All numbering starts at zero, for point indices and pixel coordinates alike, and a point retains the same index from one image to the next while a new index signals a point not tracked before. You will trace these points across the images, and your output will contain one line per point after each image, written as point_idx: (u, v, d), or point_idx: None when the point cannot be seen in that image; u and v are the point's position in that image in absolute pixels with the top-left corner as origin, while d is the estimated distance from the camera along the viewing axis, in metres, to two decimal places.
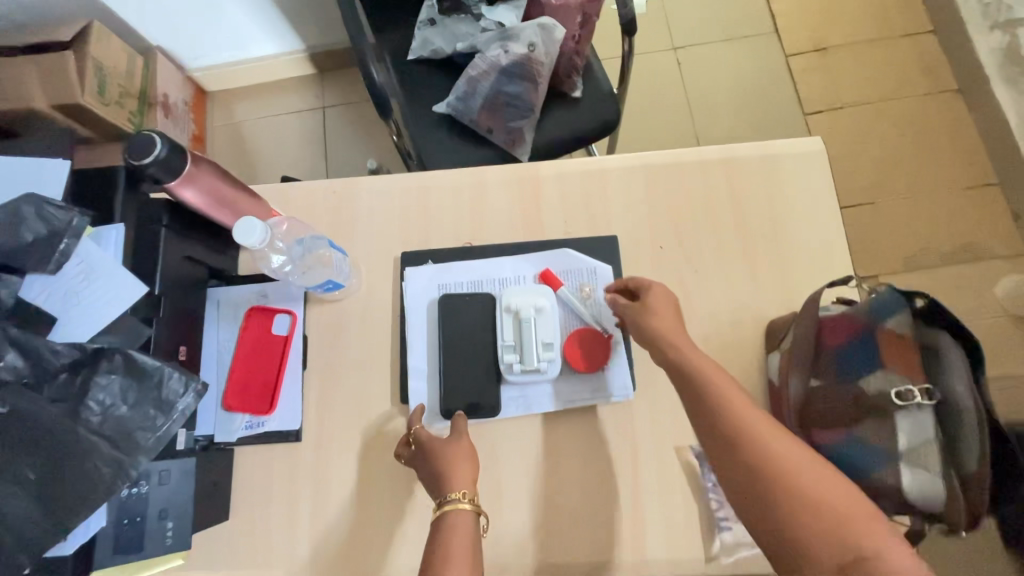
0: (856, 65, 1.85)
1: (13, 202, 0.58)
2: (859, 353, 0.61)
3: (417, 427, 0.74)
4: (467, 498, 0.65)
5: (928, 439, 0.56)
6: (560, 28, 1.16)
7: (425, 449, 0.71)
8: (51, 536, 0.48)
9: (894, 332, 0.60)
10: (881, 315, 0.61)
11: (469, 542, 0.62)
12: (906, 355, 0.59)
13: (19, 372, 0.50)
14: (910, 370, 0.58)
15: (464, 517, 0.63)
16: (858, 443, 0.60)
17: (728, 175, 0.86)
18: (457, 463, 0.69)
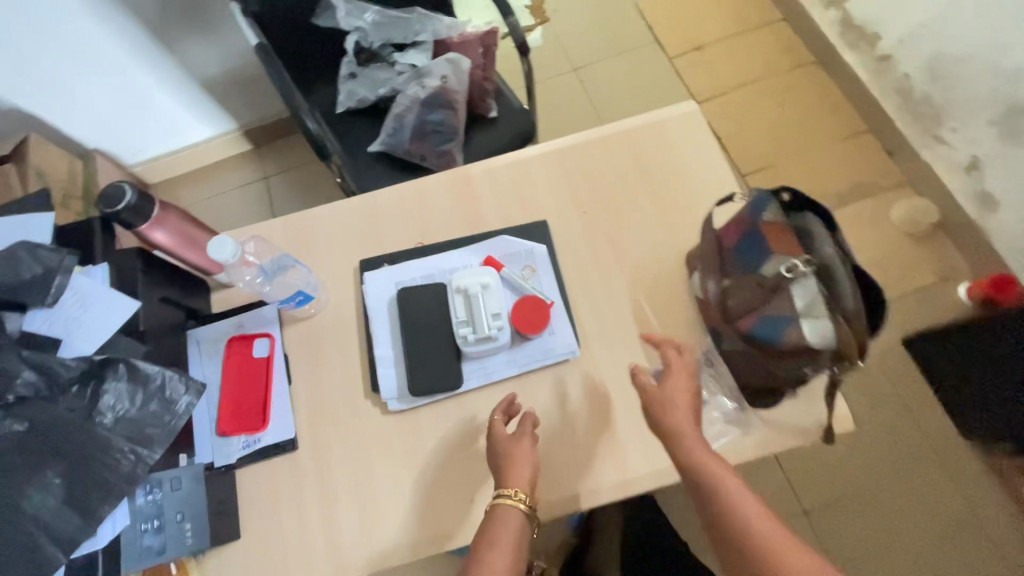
0: (729, 56, 2.13)
1: (9, 248, 0.65)
2: (752, 245, 0.74)
3: (495, 420, 0.79)
4: (523, 498, 0.70)
5: (817, 294, 0.69)
6: (465, 60, 1.32)
7: (495, 450, 0.76)
8: (83, 529, 0.58)
9: (772, 220, 0.74)
10: (758, 210, 0.75)
11: (516, 533, 0.68)
12: (784, 236, 0.73)
13: (35, 388, 0.59)
14: (790, 248, 0.72)
15: (515, 513, 0.69)
16: (769, 316, 0.71)
17: (627, 143, 1.01)
18: (519, 461, 0.74)
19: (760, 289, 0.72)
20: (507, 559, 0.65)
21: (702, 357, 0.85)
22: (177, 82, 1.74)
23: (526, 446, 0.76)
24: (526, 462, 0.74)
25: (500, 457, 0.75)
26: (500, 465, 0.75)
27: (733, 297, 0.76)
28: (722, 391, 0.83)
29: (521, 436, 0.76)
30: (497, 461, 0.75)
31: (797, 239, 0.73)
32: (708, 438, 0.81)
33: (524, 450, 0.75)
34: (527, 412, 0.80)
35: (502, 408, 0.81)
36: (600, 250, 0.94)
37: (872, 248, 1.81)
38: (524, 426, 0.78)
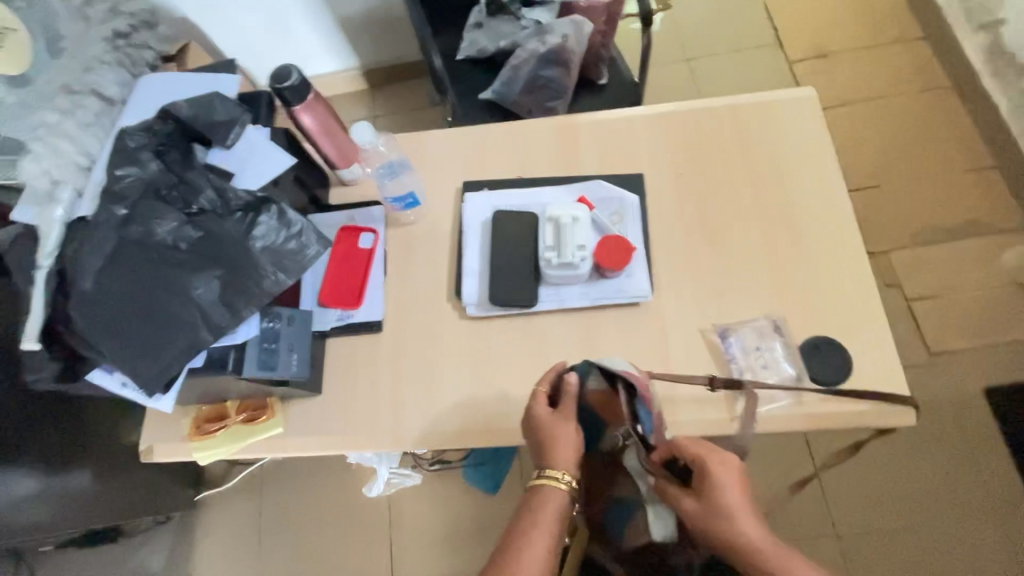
0: (853, 68, 2.04)
1: (207, 95, 0.74)
2: (592, 427, 0.83)
3: (539, 393, 0.81)
4: (564, 480, 0.75)
5: (642, 472, 0.80)
6: (589, 24, 1.37)
7: (536, 425, 0.79)
8: (227, 325, 0.67)
9: (597, 391, 0.81)
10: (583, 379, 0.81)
11: (558, 514, 0.73)
12: (609, 406, 0.82)
13: (213, 205, 0.68)
14: (613, 417, 0.82)
15: (557, 495, 0.74)
16: (619, 497, 0.83)
17: (735, 117, 1.03)
18: (563, 443, 0.77)
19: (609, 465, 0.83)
20: (543, 546, 0.71)
21: (770, 325, 0.88)
22: (318, 14, 1.91)
23: (572, 430, 0.78)
24: (571, 447, 0.77)
25: (544, 436, 0.78)
26: (543, 444, 0.78)
27: (593, 477, 0.85)
28: (786, 359, 0.86)
29: (564, 417, 0.79)
30: (542, 440, 0.78)
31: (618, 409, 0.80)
32: (762, 401, 0.84)
33: (571, 434, 0.78)
34: (568, 388, 0.79)
35: (550, 377, 0.83)
36: (688, 211, 0.97)
37: (970, 289, 1.70)
38: (565, 406, 0.79)
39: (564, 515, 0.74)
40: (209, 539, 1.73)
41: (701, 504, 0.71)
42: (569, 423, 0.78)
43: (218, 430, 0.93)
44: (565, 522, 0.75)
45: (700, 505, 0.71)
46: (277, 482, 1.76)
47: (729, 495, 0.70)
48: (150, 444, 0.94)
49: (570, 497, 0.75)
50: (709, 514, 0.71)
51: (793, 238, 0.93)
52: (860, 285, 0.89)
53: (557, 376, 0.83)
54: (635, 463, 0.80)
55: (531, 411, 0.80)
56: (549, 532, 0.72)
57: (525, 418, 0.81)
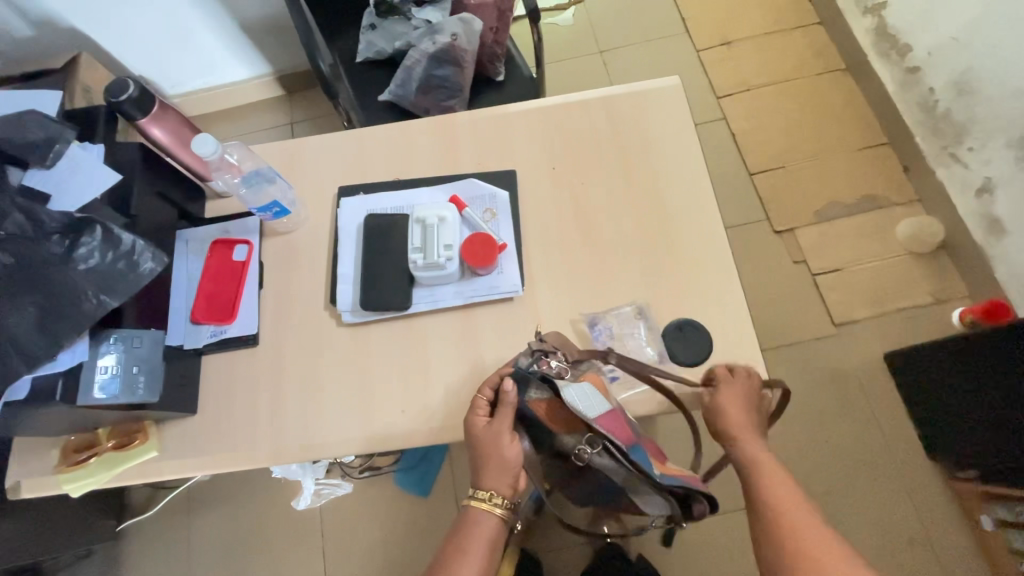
0: (757, 54, 2.11)
1: (19, 114, 0.72)
2: (543, 441, 0.74)
3: (478, 409, 0.78)
4: (496, 503, 0.74)
5: (619, 472, 0.70)
6: (478, 21, 1.37)
7: (471, 442, 0.77)
8: (49, 351, 0.65)
9: (541, 402, 0.74)
10: (525, 392, 0.75)
11: (487, 540, 0.74)
12: (555, 416, 0.73)
13: (24, 229, 0.64)
14: (565, 426, 0.72)
15: (488, 520, 0.74)
16: (601, 490, 0.75)
17: (605, 110, 1.06)
18: (497, 461, 0.74)
19: (575, 469, 0.73)
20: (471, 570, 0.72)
21: (635, 311, 0.90)
22: (217, 21, 1.85)
23: (512, 444, 0.75)
24: (505, 469, 0.74)
25: (479, 455, 0.76)
26: (479, 463, 0.76)
27: (566, 480, 0.76)
28: (648, 344, 0.88)
29: (498, 435, 0.75)
30: (477, 460, 0.76)
31: (569, 418, 0.72)
32: (625, 386, 0.88)
33: (510, 449, 0.74)
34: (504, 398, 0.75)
35: (490, 386, 0.79)
36: (559, 204, 0.99)
37: (869, 261, 1.79)
38: (499, 423, 0.75)
39: (496, 537, 0.75)
40: (136, 570, 1.67)
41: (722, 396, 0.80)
42: (509, 434, 0.75)
43: (88, 459, 0.90)
44: (499, 542, 0.75)
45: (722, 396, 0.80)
46: (205, 504, 1.71)
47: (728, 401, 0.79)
48: (17, 480, 0.90)
49: (505, 516, 0.75)
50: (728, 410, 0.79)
51: (659, 225, 0.97)
52: (721, 266, 0.93)
53: (499, 379, 0.78)
54: (605, 464, 0.70)
55: (468, 424, 0.78)
56: (480, 555, 0.73)
57: (465, 430, 0.79)
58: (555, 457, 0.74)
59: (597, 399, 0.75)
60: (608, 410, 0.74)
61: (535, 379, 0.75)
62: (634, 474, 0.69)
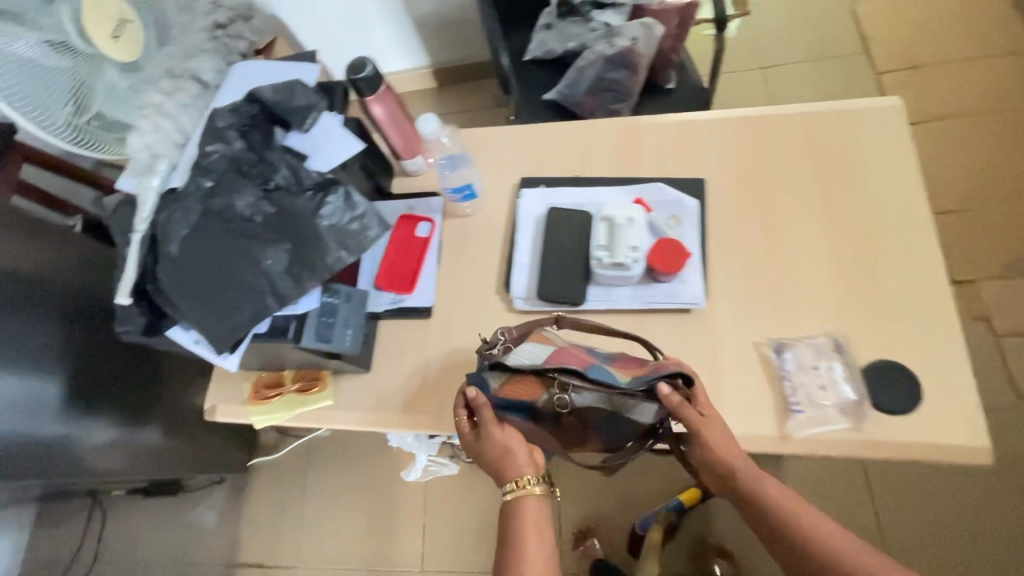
0: (948, 81, 1.89)
1: (289, 81, 0.75)
2: (525, 412, 0.75)
3: (462, 413, 0.77)
4: (531, 482, 0.73)
5: (600, 395, 0.72)
6: (659, 27, 1.35)
7: (476, 445, 0.76)
8: (291, 294, 0.71)
9: (503, 386, 0.74)
10: (483, 386, 0.75)
11: (540, 520, 0.71)
12: (520, 389, 0.73)
13: (289, 183, 0.73)
14: (535, 389, 0.73)
15: (531, 501, 0.72)
16: (607, 423, 0.76)
17: (808, 126, 0.99)
18: (514, 444, 0.74)
19: (573, 417, 0.74)
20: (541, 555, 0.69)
21: (829, 343, 0.83)
22: (394, 15, 1.99)
23: (506, 429, 0.75)
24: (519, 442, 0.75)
25: (489, 454, 0.75)
26: (495, 461, 0.75)
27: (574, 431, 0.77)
28: (846, 381, 0.81)
29: (489, 429, 0.74)
30: (490, 459, 0.75)
31: (535, 379, 0.73)
32: (814, 421, 0.80)
33: (503, 434, 0.74)
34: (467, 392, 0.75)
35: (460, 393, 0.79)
36: (749, 219, 0.94)
37: None
38: (483, 416, 0.74)
39: (546, 514, 0.73)
40: (257, 504, 1.84)
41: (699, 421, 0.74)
42: (494, 424, 0.75)
43: (275, 397, 0.99)
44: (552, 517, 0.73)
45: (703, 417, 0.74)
46: (322, 457, 1.84)
47: (715, 433, 0.74)
48: (213, 404, 1.01)
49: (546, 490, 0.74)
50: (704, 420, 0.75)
51: (864, 254, 0.88)
52: (936, 309, 0.83)
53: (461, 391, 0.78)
54: (586, 398, 0.72)
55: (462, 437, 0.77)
56: (541, 538, 0.70)
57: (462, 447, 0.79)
58: (543, 417, 0.75)
59: (544, 350, 0.77)
60: (557, 355, 0.76)
61: (487, 371, 0.75)
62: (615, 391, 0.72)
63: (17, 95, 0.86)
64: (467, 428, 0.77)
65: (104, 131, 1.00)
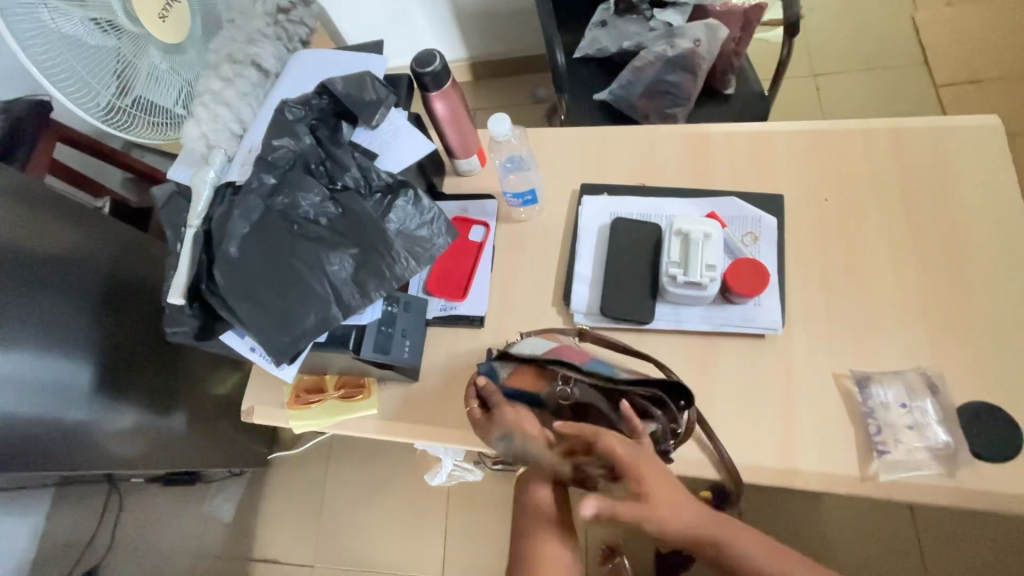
0: (1012, 97, 1.81)
1: (359, 73, 0.72)
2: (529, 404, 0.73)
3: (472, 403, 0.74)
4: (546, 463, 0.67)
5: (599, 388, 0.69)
6: (724, 29, 1.28)
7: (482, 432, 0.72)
8: (355, 304, 0.66)
9: (507, 376, 0.74)
10: (493, 375, 0.75)
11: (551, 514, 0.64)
12: (527, 380, 0.73)
13: (356, 184, 0.69)
14: (540, 380, 0.72)
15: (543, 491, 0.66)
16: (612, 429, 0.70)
17: (896, 143, 0.92)
18: (522, 423, 0.69)
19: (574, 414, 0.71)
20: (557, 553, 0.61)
21: (919, 380, 0.77)
22: (436, 6, 1.94)
23: (517, 411, 0.70)
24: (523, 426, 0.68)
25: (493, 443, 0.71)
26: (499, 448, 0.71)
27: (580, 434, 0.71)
28: (938, 423, 0.75)
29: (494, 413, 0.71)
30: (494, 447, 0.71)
31: (537, 371, 0.73)
32: (902, 465, 0.74)
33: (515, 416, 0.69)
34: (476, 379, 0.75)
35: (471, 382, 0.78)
36: (829, 241, 0.88)
37: None
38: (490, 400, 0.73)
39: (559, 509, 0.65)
40: (275, 498, 1.81)
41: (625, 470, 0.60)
42: (495, 407, 0.72)
43: (316, 402, 0.94)
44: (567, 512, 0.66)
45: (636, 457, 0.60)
46: (343, 454, 1.81)
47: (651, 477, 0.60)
48: (250, 405, 0.97)
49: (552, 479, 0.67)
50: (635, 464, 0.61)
51: (957, 285, 0.82)
52: None
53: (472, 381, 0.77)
54: (586, 392, 0.69)
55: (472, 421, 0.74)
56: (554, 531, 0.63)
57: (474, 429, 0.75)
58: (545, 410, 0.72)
59: (545, 344, 0.77)
60: (561, 351, 0.76)
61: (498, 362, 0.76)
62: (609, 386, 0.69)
63: (64, 77, 0.83)
64: (479, 413, 0.74)
65: (145, 114, 0.95)
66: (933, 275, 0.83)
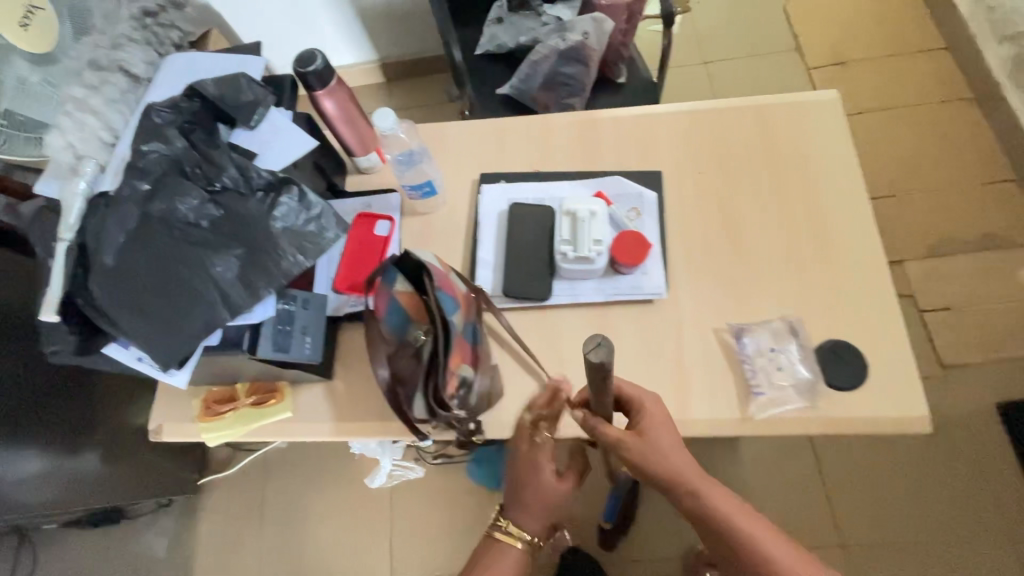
0: (872, 76, 2.03)
1: (232, 74, 0.74)
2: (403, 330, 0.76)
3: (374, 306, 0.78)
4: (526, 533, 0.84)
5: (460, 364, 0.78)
6: (610, 21, 1.36)
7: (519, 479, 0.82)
8: (245, 302, 0.67)
9: (406, 292, 0.77)
10: (393, 282, 0.77)
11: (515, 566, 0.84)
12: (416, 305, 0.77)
13: (236, 184, 0.69)
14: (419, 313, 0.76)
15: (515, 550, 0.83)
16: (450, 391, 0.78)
17: (757, 119, 1.03)
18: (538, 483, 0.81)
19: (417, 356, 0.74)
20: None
21: (783, 325, 0.87)
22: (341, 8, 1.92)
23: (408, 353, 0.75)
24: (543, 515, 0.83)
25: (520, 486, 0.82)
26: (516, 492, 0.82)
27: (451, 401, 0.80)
28: (800, 362, 0.85)
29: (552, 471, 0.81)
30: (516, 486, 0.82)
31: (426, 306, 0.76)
32: (774, 402, 0.83)
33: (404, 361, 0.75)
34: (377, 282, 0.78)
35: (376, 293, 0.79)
36: (705, 211, 0.96)
37: (984, 302, 1.68)
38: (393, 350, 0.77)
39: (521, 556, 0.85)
40: (210, 525, 1.73)
41: (660, 444, 0.74)
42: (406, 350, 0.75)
43: (227, 412, 0.93)
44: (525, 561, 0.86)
45: (666, 438, 0.74)
46: (281, 469, 1.76)
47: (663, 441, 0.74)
48: (159, 424, 0.94)
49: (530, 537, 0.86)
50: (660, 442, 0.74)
51: (813, 241, 0.93)
52: (879, 291, 0.88)
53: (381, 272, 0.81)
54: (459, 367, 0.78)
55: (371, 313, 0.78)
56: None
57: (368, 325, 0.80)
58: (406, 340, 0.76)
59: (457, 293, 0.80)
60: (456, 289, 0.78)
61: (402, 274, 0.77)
62: (444, 353, 0.73)
63: None
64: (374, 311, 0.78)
65: (20, 131, 0.83)
66: (793, 233, 0.93)
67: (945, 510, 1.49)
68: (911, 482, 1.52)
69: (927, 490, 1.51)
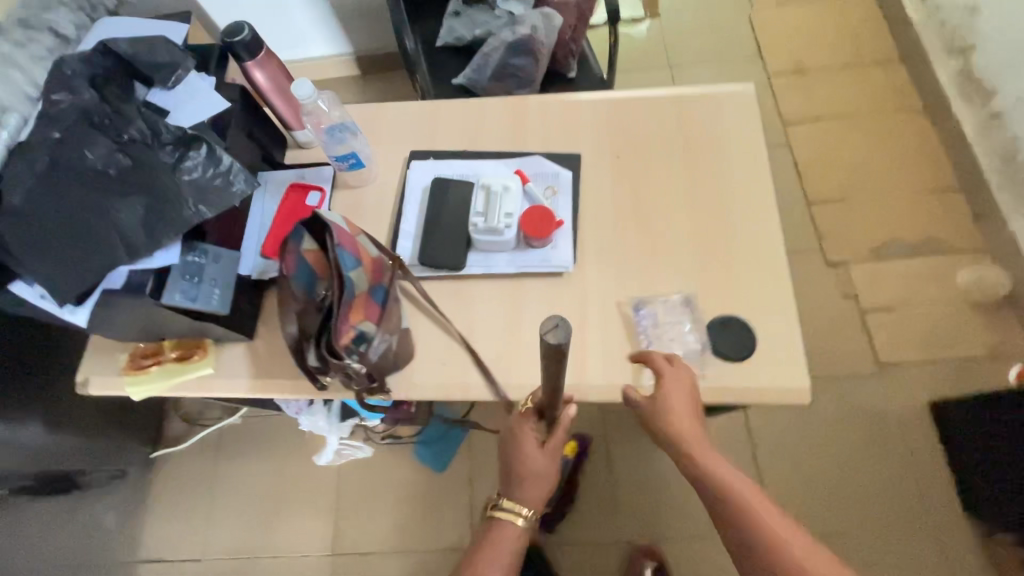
0: (830, 84, 2.09)
1: (151, 38, 0.80)
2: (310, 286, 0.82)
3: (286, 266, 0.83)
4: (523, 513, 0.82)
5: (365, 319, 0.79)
6: (558, 17, 1.45)
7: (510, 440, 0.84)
8: (147, 246, 0.71)
9: (312, 251, 0.82)
10: (299, 241, 0.81)
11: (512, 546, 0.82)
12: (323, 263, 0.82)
13: (144, 137, 0.74)
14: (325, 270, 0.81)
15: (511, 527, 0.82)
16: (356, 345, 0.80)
17: (676, 109, 1.08)
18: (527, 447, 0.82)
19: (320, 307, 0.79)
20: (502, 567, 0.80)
21: (682, 300, 0.92)
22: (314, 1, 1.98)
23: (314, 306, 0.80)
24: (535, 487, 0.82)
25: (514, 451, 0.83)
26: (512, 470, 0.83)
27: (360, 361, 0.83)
28: (694, 334, 0.89)
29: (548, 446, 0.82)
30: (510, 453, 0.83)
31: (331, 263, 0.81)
32: None
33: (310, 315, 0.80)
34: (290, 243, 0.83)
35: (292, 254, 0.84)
36: (619, 192, 1.01)
37: (925, 304, 1.73)
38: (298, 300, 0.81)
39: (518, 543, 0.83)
40: (160, 498, 1.76)
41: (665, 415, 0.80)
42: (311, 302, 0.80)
43: (151, 367, 0.96)
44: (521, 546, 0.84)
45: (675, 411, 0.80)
46: (233, 446, 1.79)
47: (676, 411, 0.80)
48: (85, 377, 0.98)
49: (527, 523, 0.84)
50: (673, 414, 0.80)
51: (718, 224, 0.97)
52: (775, 271, 0.93)
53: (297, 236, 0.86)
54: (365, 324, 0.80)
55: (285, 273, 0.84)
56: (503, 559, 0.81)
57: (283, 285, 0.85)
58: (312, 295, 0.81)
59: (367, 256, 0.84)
60: (361, 249, 0.82)
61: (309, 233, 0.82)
62: (342, 304, 0.77)
63: None
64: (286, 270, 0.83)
65: None
66: (700, 215, 0.98)
67: (876, 504, 1.53)
68: (844, 475, 1.56)
69: (858, 484, 1.55)
